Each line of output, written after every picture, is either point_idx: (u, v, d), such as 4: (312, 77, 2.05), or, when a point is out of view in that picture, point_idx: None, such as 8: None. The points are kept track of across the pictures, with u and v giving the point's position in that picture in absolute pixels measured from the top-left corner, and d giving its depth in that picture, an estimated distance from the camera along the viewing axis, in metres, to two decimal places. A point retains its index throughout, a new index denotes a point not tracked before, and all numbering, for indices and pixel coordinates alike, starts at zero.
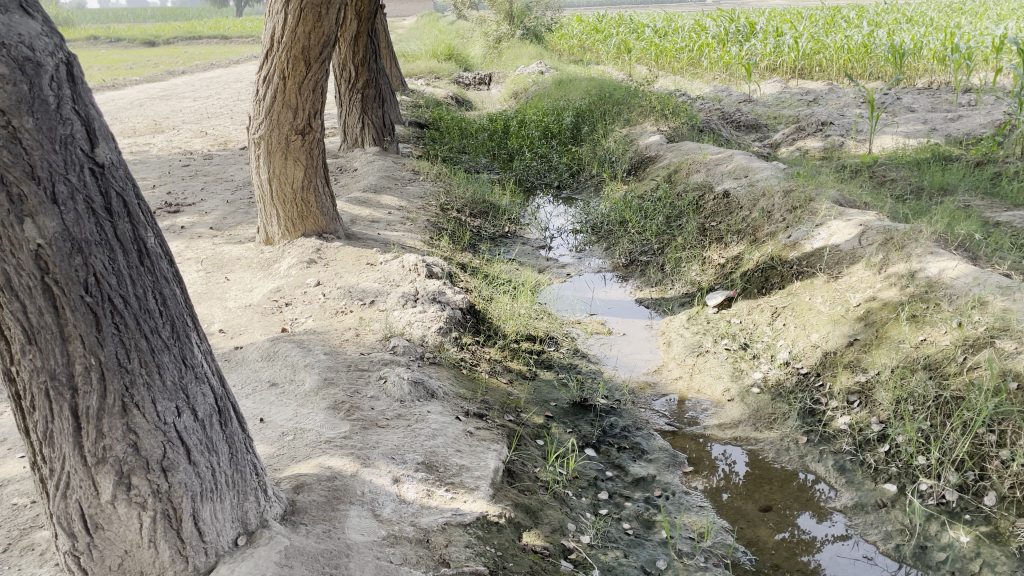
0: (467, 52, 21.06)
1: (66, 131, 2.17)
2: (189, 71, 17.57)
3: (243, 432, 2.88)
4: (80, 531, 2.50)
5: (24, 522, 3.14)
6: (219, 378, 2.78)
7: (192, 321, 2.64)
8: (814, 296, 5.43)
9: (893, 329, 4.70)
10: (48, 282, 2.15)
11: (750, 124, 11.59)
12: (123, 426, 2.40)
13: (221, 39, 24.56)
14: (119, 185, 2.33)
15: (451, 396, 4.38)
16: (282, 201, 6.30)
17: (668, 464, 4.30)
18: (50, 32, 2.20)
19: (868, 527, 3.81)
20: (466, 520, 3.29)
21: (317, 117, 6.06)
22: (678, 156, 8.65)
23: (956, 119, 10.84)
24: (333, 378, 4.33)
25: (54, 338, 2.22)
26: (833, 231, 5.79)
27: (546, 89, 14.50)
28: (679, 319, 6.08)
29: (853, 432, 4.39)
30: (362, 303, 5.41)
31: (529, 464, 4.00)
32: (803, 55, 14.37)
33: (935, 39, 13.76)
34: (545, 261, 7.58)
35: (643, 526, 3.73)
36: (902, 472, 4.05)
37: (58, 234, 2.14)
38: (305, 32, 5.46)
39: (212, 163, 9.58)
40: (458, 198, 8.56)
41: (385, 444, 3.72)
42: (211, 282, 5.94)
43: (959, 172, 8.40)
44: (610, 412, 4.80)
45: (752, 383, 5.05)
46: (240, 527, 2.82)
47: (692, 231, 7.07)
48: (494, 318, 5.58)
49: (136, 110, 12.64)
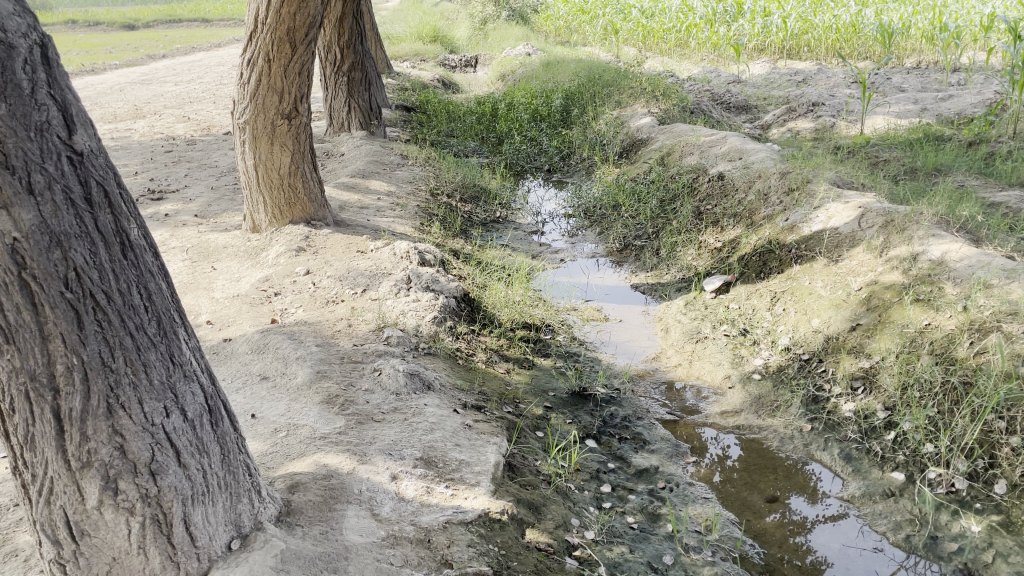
0: (452, 34, 20.80)
1: (41, 118, 2.02)
2: (171, 55, 17.22)
3: (235, 431, 2.75)
4: (65, 538, 2.38)
5: (7, 526, 3.00)
6: (209, 375, 2.64)
7: (180, 316, 2.50)
8: (814, 280, 5.34)
9: (896, 314, 4.62)
10: (25, 278, 2.02)
11: (741, 106, 11.48)
12: (109, 428, 2.27)
13: (202, 22, 24.09)
14: (99, 174, 2.18)
15: (448, 388, 4.27)
16: (268, 187, 6.14)
17: (671, 455, 4.21)
18: (23, 11, 2.04)
19: (877, 518, 3.74)
20: (468, 517, 3.18)
21: (303, 101, 5.89)
22: (670, 138, 8.53)
23: (947, 98, 10.74)
24: (326, 371, 4.20)
25: (34, 337, 2.08)
26: (832, 214, 5.70)
27: (533, 71, 14.33)
28: (676, 305, 5.99)
29: (858, 419, 4.32)
30: (353, 291, 5.27)
31: (530, 457, 3.90)
32: (791, 35, 14.24)
33: (924, 18, 13.65)
34: (538, 246, 7.47)
35: (648, 519, 3.64)
36: (909, 460, 3.98)
37: (35, 227, 2.01)
38: (290, 13, 5.30)
39: (196, 149, 9.37)
40: (448, 183, 8.42)
41: (381, 440, 3.61)
42: (197, 272, 5.78)
43: (952, 151, 8.33)
44: (610, 401, 4.70)
45: (753, 370, 4.96)
46: (234, 531, 2.70)
47: (687, 214, 6.95)
48: (489, 306, 5.47)
49: (116, 94, 12.36)
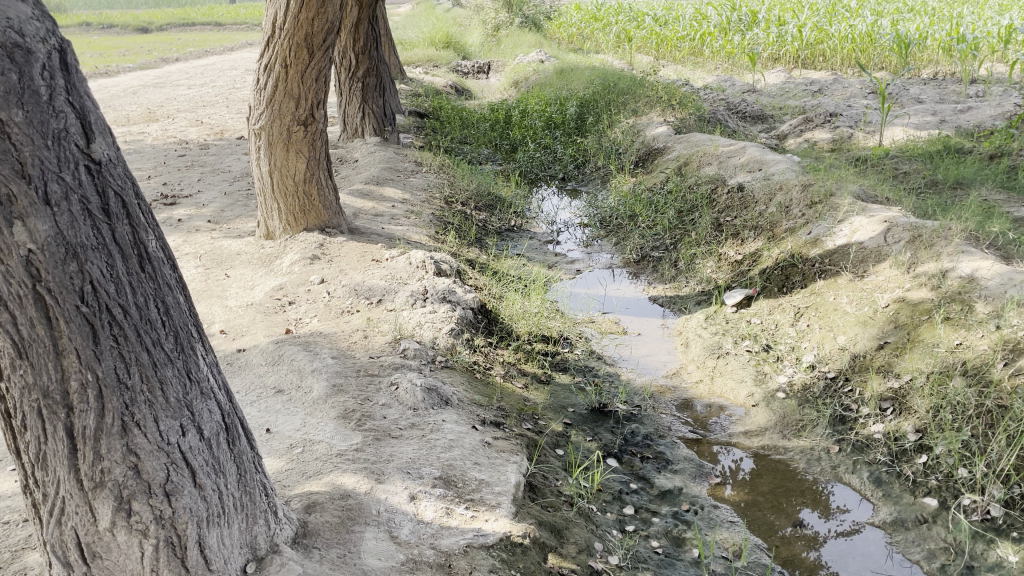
0: (464, 40, 20.71)
1: (59, 125, 1.93)
2: (183, 58, 17.19)
3: (252, 450, 2.66)
4: (77, 561, 2.30)
5: (17, 542, 2.92)
6: (227, 393, 2.55)
7: (198, 331, 2.41)
8: (839, 295, 5.23)
9: (926, 332, 4.52)
10: (40, 291, 1.93)
11: (756, 115, 11.37)
12: (123, 447, 2.18)
13: (216, 25, 24.07)
14: (117, 184, 2.10)
15: (467, 403, 4.18)
16: (283, 194, 6.06)
17: (695, 475, 4.11)
18: (42, 15, 1.95)
19: (910, 545, 3.61)
20: (489, 541, 3.08)
21: (320, 108, 5.81)
22: (688, 147, 8.42)
23: (966, 110, 10.59)
24: (343, 385, 4.11)
25: (48, 353, 2.00)
26: (856, 227, 5.58)
27: (547, 78, 14.24)
28: (696, 318, 5.88)
29: (888, 442, 4.21)
30: (369, 301, 5.19)
31: (551, 477, 3.80)
32: (807, 44, 14.07)
33: (941, 29, 13.48)
34: (553, 256, 7.37)
35: (673, 544, 3.55)
36: (942, 485, 3.87)
37: (51, 238, 1.92)
38: (308, 19, 5.23)
39: (209, 153, 9.31)
40: (463, 191, 8.32)
41: (399, 458, 3.51)
42: (211, 279, 5.70)
43: (974, 164, 8.19)
44: (631, 419, 4.60)
45: (777, 388, 4.85)
46: (249, 554, 2.61)
47: (706, 226, 6.83)
48: (505, 319, 5.39)
49: (129, 98, 12.35)
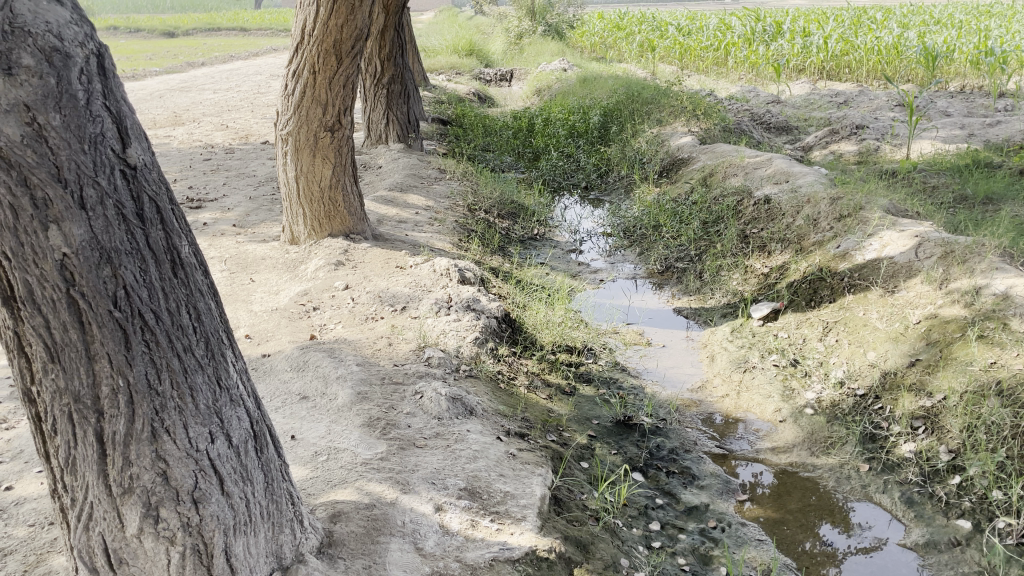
0: (487, 47, 20.71)
1: (96, 130, 1.92)
2: (210, 63, 17.35)
3: (278, 457, 2.63)
4: (103, 567, 2.29)
5: (42, 545, 2.92)
6: (256, 400, 2.53)
7: (228, 337, 2.39)
8: (869, 311, 5.15)
9: (959, 350, 4.45)
10: (73, 296, 1.92)
11: (782, 126, 11.27)
12: (153, 454, 2.16)
13: (240, 31, 24.24)
14: (151, 189, 2.08)
15: (491, 414, 4.15)
16: (308, 200, 6.06)
17: (721, 492, 4.05)
18: (81, 20, 1.94)
19: (943, 568, 3.54)
20: (514, 555, 3.05)
21: (347, 114, 5.80)
22: (713, 158, 8.35)
23: (995, 124, 10.44)
24: (367, 393, 4.10)
25: (80, 357, 1.99)
26: (886, 241, 5.50)
27: (570, 87, 14.22)
28: (721, 331, 5.81)
29: (920, 461, 4.15)
30: (393, 308, 5.18)
31: (575, 491, 3.76)
32: (832, 56, 13.92)
33: (969, 42, 13.32)
34: (576, 265, 7.33)
35: (700, 562, 3.50)
36: (976, 507, 3.82)
37: (85, 242, 1.91)
38: (337, 25, 5.24)
39: (234, 157, 9.37)
40: (486, 199, 8.28)
41: (424, 468, 3.49)
42: (236, 283, 5.72)
43: (1003, 179, 8.06)
44: (656, 432, 4.55)
45: (805, 404, 4.78)
46: (274, 562, 2.60)
47: (732, 237, 6.75)
48: (529, 328, 5.35)
49: (157, 101, 12.48)
